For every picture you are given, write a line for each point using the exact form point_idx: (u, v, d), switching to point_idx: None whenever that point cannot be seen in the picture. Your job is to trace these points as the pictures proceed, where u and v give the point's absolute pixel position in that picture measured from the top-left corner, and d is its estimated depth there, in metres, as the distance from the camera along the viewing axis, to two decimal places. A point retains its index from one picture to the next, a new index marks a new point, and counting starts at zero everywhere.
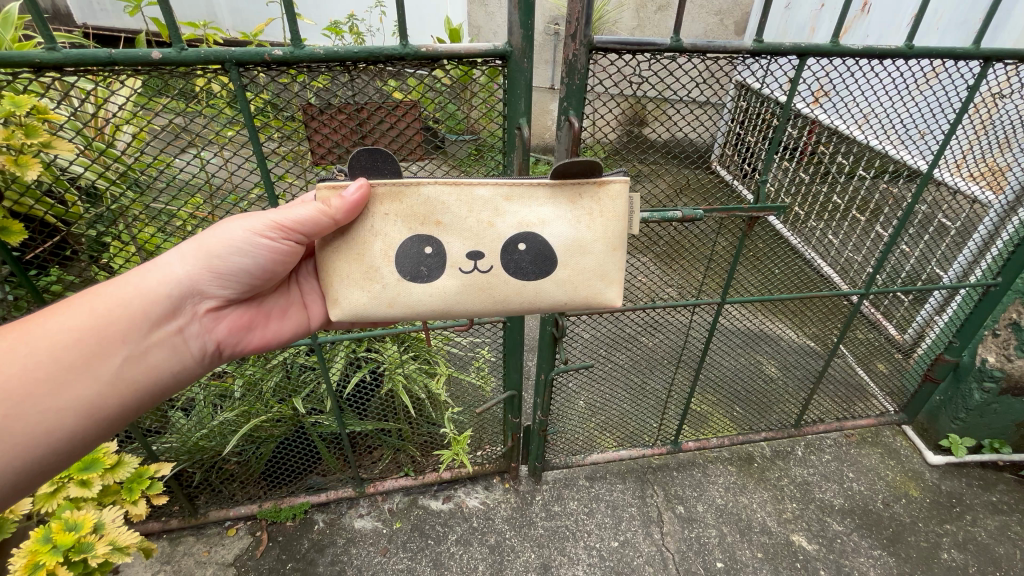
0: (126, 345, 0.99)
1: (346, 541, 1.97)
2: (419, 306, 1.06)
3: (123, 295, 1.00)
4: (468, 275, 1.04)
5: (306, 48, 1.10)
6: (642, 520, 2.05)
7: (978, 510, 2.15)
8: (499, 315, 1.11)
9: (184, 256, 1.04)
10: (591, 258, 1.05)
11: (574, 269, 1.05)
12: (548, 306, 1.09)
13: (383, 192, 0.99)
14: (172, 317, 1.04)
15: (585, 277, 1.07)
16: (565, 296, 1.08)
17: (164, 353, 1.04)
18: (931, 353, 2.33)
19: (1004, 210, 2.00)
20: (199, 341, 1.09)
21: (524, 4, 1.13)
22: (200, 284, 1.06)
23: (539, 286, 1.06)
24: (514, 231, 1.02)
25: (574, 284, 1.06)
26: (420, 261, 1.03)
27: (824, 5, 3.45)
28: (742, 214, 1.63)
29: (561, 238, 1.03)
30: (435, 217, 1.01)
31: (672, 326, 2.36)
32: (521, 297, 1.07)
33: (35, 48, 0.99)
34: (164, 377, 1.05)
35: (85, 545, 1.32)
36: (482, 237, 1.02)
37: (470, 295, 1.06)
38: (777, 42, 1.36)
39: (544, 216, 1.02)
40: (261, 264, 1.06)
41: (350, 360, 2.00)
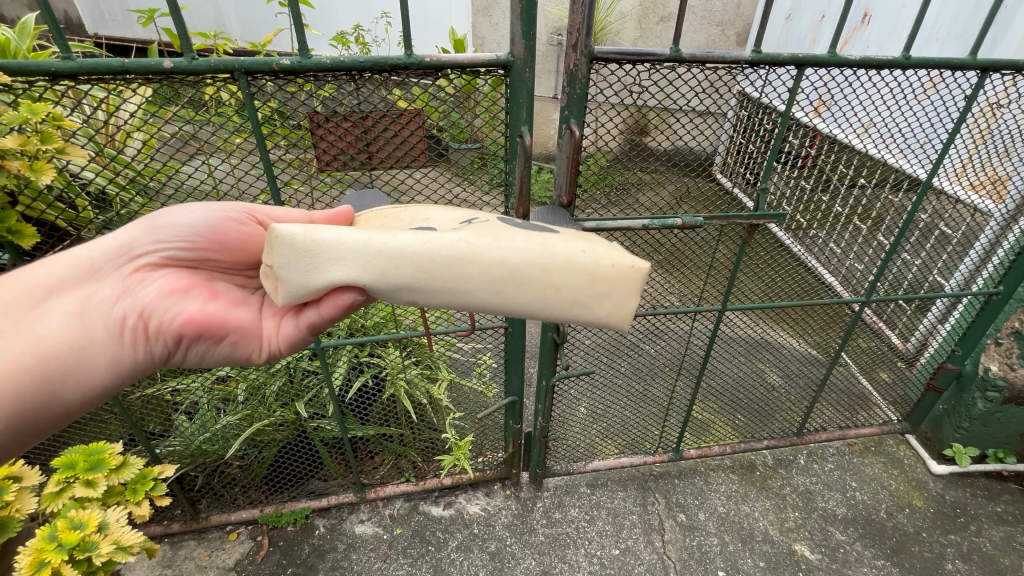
0: (21, 312, 0.96)
1: (347, 547, 1.97)
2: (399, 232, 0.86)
3: (49, 263, 1.02)
4: (461, 226, 0.90)
5: (313, 58, 1.14)
6: (643, 528, 2.04)
7: (983, 521, 2.13)
8: (497, 261, 0.85)
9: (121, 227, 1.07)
10: (600, 237, 0.96)
11: (580, 236, 0.94)
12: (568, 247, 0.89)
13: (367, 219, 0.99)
14: (89, 280, 1.00)
15: (598, 239, 0.94)
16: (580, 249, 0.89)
17: (67, 319, 0.96)
18: (933, 362, 2.33)
19: (1004, 221, 2.02)
20: (113, 305, 0.98)
21: (526, 15, 1.16)
22: (129, 245, 1.04)
23: (547, 237, 0.90)
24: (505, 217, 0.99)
25: (586, 238, 0.94)
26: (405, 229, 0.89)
27: (824, 16, 3.49)
28: (742, 222, 1.64)
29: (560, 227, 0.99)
30: (422, 216, 0.95)
31: (673, 334, 2.38)
32: (526, 238, 0.89)
33: (51, 58, 1.02)
34: (60, 347, 0.95)
35: (89, 544, 1.33)
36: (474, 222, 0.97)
37: (462, 232, 0.88)
38: (776, 53, 1.38)
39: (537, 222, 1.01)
40: (207, 223, 1.05)
41: (352, 365, 2.01)
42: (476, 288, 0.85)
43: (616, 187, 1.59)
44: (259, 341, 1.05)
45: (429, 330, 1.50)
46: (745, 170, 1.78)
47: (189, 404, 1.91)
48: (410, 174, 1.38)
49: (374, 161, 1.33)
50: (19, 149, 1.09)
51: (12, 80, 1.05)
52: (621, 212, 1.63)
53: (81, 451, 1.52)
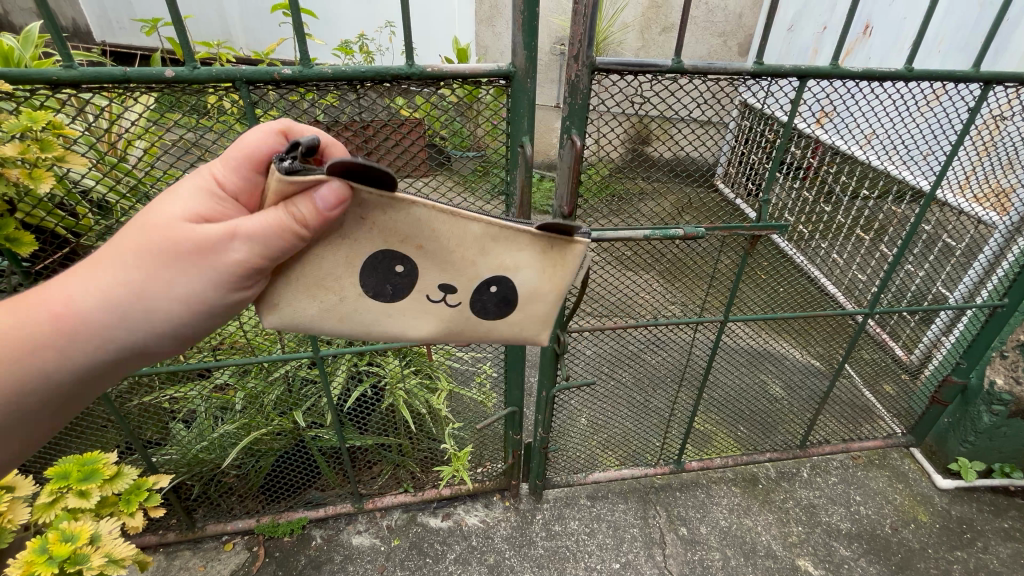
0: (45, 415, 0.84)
1: (344, 558, 1.94)
2: (372, 327, 0.97)
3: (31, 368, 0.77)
4: (425, 316, 0.98)
5: (315, 67, 1.13)
6: (644, 541, 2.02)
7: (989, 537, 2.10)
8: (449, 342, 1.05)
9: (129, 331, 0.80)
10: (548, 311, 1.01)
11: (528, 314, 1.01)
12: (499, 341, 1.04)
13: (370, 203, 0.84)
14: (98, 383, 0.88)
15: (537, 326, 1.03)
16: (513, 335, 1.04)
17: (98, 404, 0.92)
18: (938, 375, 2.29)
19: (1006, 236, 2.00)
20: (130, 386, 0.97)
21: (528, 26, 1.16)
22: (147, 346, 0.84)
23: (493, 326, 1.02)
24: (489, 274, 0.94)
25: (526, 328, 1.03)
26: (387, 279, 0.92)
27: (827, 27, 3.50)
28: (743, 233, 1.63)
29: (527, 286, 0.96)
30: (416, 240, 0.89)
31: (674, 344, 2.37)
32: (477, 332, 1.02)
33: (53, 66, 1.03)
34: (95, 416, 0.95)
35: (81, 557, 1.31)
36: (458, 271, 0.93)
37: (426, 324, 0.98)
38: (778, 64, 1.38)
39: (518, 262, 0.94)
40: (227, 320, 0.89)
41: (351, 374, 2.00)
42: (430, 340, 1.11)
43: (617, 196, 1.58)
44: None
45: None
46: (748, 182, 1.78)
47: (186, 411, 1.90)
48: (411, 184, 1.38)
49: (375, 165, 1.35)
50: (19, 157, 1.08)
51: (13, 88, 1.05)
52: (622, 222, 1.62)
53: (75, 461, 1.51)
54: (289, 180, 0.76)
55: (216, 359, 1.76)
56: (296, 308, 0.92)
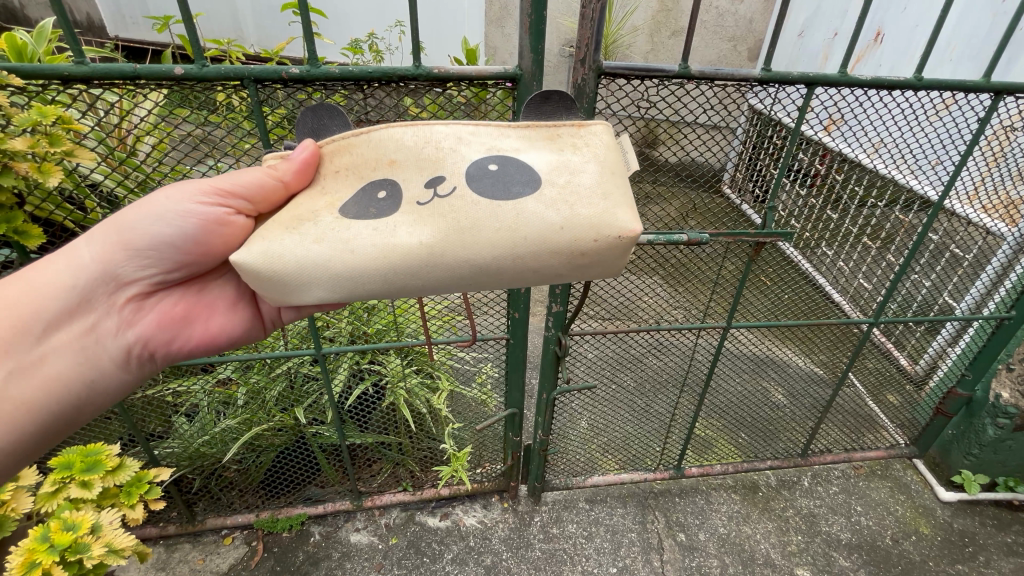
0: (16, 351, 0.95)
1: (341, 555, 1.95)
2: (358, 240, 0.85)
3: (20, 292, 0.98)
4: (422, 221, 0.87)
5: (322, 67, 1.14)
6: (642, 546, 2.01)
7: (992, 551, 2.08)
8: (467, 255, 0.87)
9: (92, 243, 1.01)
10: (582, 182, 0.89)
11: (563, 189, 0.89)
12: (537, 233, 0.87)
13: (332, 150, 0.91)
14: (82, 311, 1.01)
15: (584, 198, 0.88)
16: (561, 220, 0.87)
17: (76, 358, 1.01)
18: (943, 387, 2.27)
19: (1013, 251, 2.01)
20: (117, 338, 1.04)
21: (535, 29, 1.16)
22: (114, 268, 1.01)
23: (517, 213, 0.87)
24: (481, 155, 0.90)
25: (567, 203, 0.88)
26: (369, 204, 0.87)
27: (838, 34, 3.48)
28: (748, 240, 1.63)
29: (542, 161, 0.90)
30: (387, 155, 0.90)
31: (677, 349, 2.36)
32: (498, 224, 0.87)
33: (65, 62, 1.04)
34: (74, 385, 1.02)
35: (82, 545, 1.33)
36: (441, 165, 0.90)
37: (425, 226, 0.86)
38: (785, 71, 1.38)
39: (517, 146, 0.92)
40: (188, 234, 0.97)
41: (353, 371, 2.01)
42: (452, 285, 0.91)
43: None
44: (263, 326, 1.19)
45: (429, 339, 1.49)
46: (755, 187, 1.75)
47: (189, 406, 1.91)
48: None
49: None
50: (29, 151, 1.10)
51: (25, 82, 1.07)
52: None
53: (77, 452, 1.52)
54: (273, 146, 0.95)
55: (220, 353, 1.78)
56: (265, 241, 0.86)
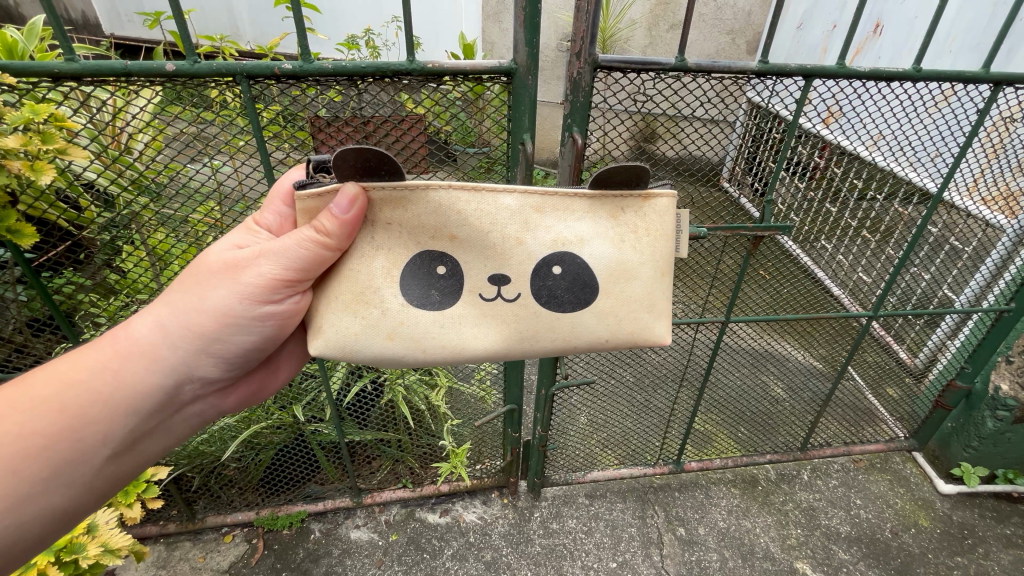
0: (112, 444, 0.94)
1: (341, 552, 1.95)
2: (427, 339, 0.99)
3: (102, 390, 0.91)
4: (486, 324, 1.01)
5: (315, 62, 1.13)
6: (642, 541, 2.01)
7: (991, 543, 2.08)
8: (522, 354, 1.06)
9: (173, 341, 0.95)
10: (636, 291, 1.02)
11: (617, 296, 1.02)
12: (583, 339, 1.05)
13: (382, 198, 0.92)
14: (166, 404, 0.99)
15: (631, 307, 1.03)
16: (606, 330, 1.05)
17: (160, 440, 1.02)
18: (943, 378, 2.28)
19: (1012, 243, 2.02)
20: (195, 415, 1.06)
21: (529, 23, 1.15)
22: (196, 367, 0.99)
23: (566, 321, 1.03)
24: (547, 251, 0.97)
25: (616, 315, 1.03)
26: (431, 284, 0.98)
27: (836, 26, 3.46)
28: (745, 234, 1.64)
29: (602, 260, 0.99)
30: (448, 230, 0.95)
31: (676, 343, 2.36)
32: (554, 332, 1.04)
33: (54, 59, 1.02)
34: (153, 460, 1.03)
35: (76, 546, 1.34)
36: (504, 258, 0.97)
37: (488, 327, 1.02)
38: (783, 63, 1.36)
39: (582, 234, 0.98)
40: (270, 334, 1.01)
41: (351, 369, 1.98)
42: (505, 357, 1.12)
43: None
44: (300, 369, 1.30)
45: None
46: (754, 180, 1.71)
47: None
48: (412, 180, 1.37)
49: None
50: (21, 149, 1.09)
51: (16, 80, 1.05)
52: None
53: None
54: (311, 196, 0.90)
55: None
56: (338, 325, 0.97)
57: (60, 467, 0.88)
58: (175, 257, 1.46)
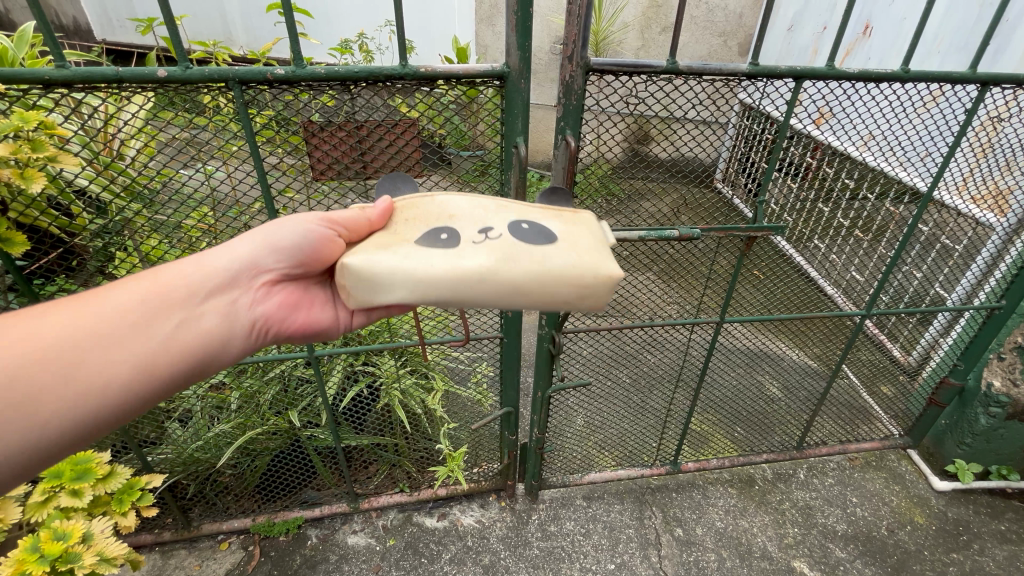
0: (177, 309, 0.90)
1: (339, 558, 1.94)
2: (427, 263, 0.89)
3: (179, 272, 0.93)
4: (481, 246, 0.92)
5: (308, 67, 1.13)
6: (640, 542, 2.02)
7: (986, 539, 2.10)
8: (501, 283, 0.90)
9: (244, 238, 1.00)
10: (603, 243, 1.00)
11: (577, 243, 0.97)
12: (555, 275, 0.92)
13: (408, 205, 1.02)
14: (223, 290, 0.95)
15: (590, 249, 0.97)
16: (574, 263, 0.93)
17: (214, 323, 0.93)
18: (935, 377, 2.30)
19: (1004, 238, 2.01)
20: (248, 313, 0.97)
21: (521, 26, 1.16)
22: (257, 258, 0.99)
23: (545, 250, 0.93)
24: (518, 213, 0.99)
25: (580, 251, 0.95)
26: (433, 234, 0.95)
27: (827, 27, 3.49)
28: (739, 234, 1.61)
29: (561, 222, 1.00)
30: (448, 210, 0.99)
31: (672, 344, 2.38)
32: (527, 259, 0.91)
33: (46, 66, 1.02)
34: (210, 347, 0.92)
35: (71, 555, 1.32)
36: (485, 215, 0.98)
37: (472, 253, 0.91)
38: (773, 65, 1.38)
39: (543, 212, 1.02)
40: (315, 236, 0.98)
41: (347, 373, 2.01)
42: (480, 304, 0.92)
43: (617, 196, 1.58)
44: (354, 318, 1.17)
45: (422, 339, 1.47)
46: (747, 180, 1.71)
47: (182, 412, 1.91)
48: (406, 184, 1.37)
49: (369, 170, 1.32)
50: (10, 157, 1.08)
51: (6, 87, 1.04)
52: (618, 222, 1.62)
53: (69, 459, 1.53)
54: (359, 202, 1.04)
55: None
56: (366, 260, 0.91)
57: (130, 326, 0.85)
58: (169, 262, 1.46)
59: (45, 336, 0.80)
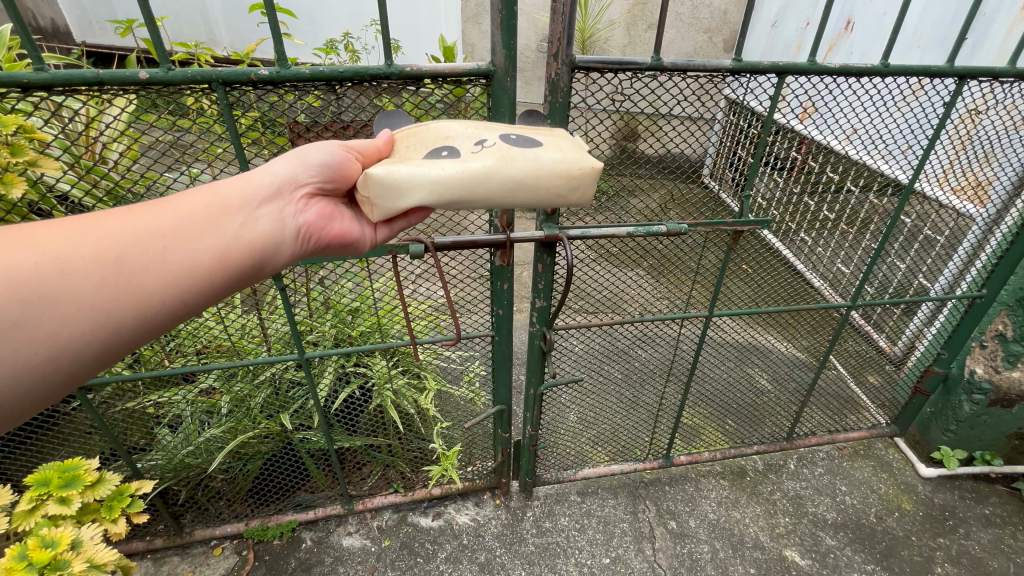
0: (231, 213, 0.87)
1: (334, 560, 1.94)
2: (436, 167, 0.94)
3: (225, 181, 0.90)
4: (480, 152, 0.98)
5: (292, 68, 1.12)
6: (634, 536, 2.03)
7: (971, 523, 2.14)
8: (507, 177, 0.97)
9: (282, 155, 0.97)
10: (581, 146, 1.09)
11: (560, 145, 1.05)
12: (549, 166, 0.99)
13: (402, 136, 1.06)
14: (267, 199, 0.92)
15: (573, 150, 1.05)
16: (561, 157, 1.01)
17: (264, 229, 0.90)
18: (921, 365, 2.34)
19: (984, 229, 2.07)
20: (293, 220, 0.94)
21: (506, 25, 1.16)
22: (297, 171, 0.96)
23: (537, 150, 1.01)
24: (504, 130, 1.06)
25: (566, 150, 1.03)
26: (433, 150, 0.99)
27: (810, 23, 3.53)
28: (726, 229, 1.63)
29: (542, 135, 1.08)
30: (442, 133, 1.04)
31: (663, 339, 2.41)
32: (522, 156, 0.99)
33: (23, 69, 1.00)
34: (262, 251, 0.90)
35: (61, 562, 1.30)
36: (474, 133, 1.04)
37: (476, 156, 0.96)
38: (756, 61, 1.39)
39: (524, 130, 1.10)
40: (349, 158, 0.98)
41: (339, 375, 2.01)
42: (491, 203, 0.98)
43: (606, 193, 1.59)
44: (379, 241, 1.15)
45: (412, 338, 1.45)
46: (734, 174, 1.73)
47: (172, 417, 1.89)
48: None
49: None
50: None
51: None
52: (607, 219, 1.62)
53: (55, 468, 1.52)
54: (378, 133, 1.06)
55: (200, 362, 1.77)
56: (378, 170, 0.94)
57: (188, 226, 0.83)
58: None
59: (104, 230, 0.77)
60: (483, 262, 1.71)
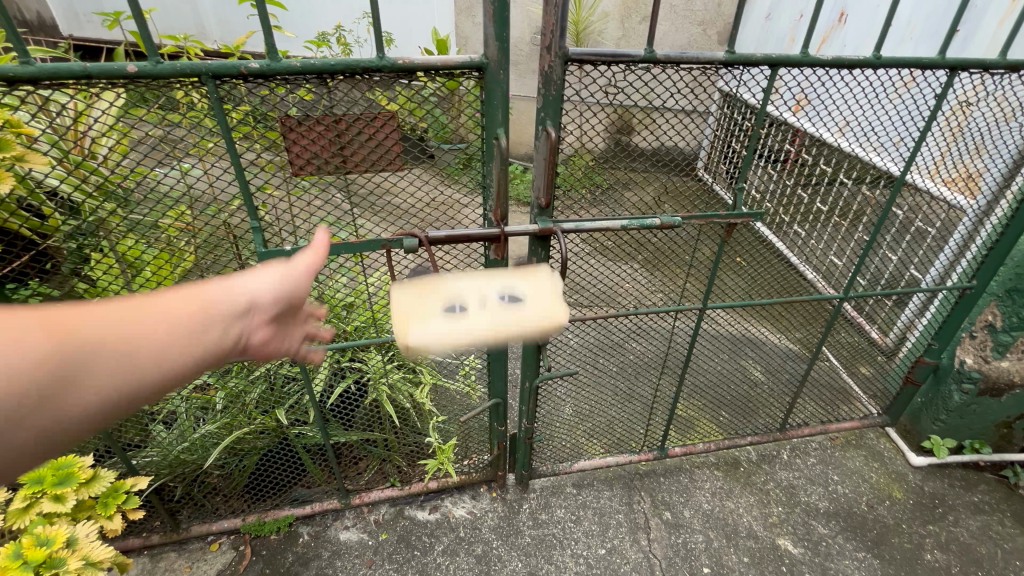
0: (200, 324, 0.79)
1: (332, 554, 1.95)
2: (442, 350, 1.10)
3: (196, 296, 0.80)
4: (477, 313, 1.13)
5: (283, 61, 1.12)
6: (630, 526, 2.05)
7: (960, 510, 2.18)
8: (499, 335, 1.13)
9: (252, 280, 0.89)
10: (560, 286, 1.22)
11: (541, 299, 1.19)
12: (532, 330, 1.15)
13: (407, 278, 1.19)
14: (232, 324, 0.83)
15: (553, 297, 1.20)
16: (541, 323, 1.16)
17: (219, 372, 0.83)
18: (913, 354, 2.35)
19: (974, 222, 2.09)
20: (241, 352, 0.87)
21: (499, 17, 1.16)
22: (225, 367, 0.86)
23: (522, 312, 1.16)
24: (496, 273, 1.20)
25: (546, 313, 1.18)
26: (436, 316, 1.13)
27: (803, 15, 3.53)
28: (719, 222, 1.62)
29: (527, 274, 1.22)
30: (443, 276, 1.18)
31: (657, 332, 2.42)
32: (512, 334, 1.14)
33: (9, 63, 0.99)
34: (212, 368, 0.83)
35: (56, 561, 1.30)
36: (471, 275, 1.18)
37: (473, 328, 1.11)
38: (749, 53, 1.39)
39: (514, 265, 1.24)
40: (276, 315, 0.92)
41: (334, 369, 2.01)
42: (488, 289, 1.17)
43: (600, 187, 1.58)
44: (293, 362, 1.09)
45: (407, 332, 1.45)
46: (728, 167, 1.76)
47: (167, 413, 1.89)
48: (386, 178, 1.36)
49: (349, 164, 1.31)
50: None
51: None
52: (602, 213, 1.62)
53: (49, 465, 1.50)
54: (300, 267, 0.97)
55: None
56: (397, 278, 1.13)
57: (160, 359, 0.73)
58: (146, 263, 1.44)
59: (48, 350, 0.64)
60: (477, 256, 1.71)
